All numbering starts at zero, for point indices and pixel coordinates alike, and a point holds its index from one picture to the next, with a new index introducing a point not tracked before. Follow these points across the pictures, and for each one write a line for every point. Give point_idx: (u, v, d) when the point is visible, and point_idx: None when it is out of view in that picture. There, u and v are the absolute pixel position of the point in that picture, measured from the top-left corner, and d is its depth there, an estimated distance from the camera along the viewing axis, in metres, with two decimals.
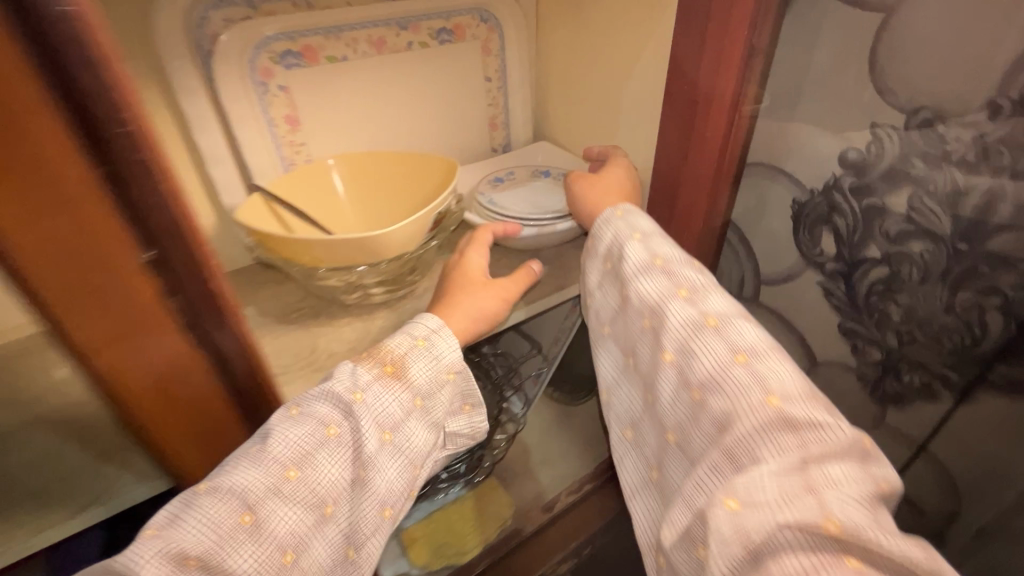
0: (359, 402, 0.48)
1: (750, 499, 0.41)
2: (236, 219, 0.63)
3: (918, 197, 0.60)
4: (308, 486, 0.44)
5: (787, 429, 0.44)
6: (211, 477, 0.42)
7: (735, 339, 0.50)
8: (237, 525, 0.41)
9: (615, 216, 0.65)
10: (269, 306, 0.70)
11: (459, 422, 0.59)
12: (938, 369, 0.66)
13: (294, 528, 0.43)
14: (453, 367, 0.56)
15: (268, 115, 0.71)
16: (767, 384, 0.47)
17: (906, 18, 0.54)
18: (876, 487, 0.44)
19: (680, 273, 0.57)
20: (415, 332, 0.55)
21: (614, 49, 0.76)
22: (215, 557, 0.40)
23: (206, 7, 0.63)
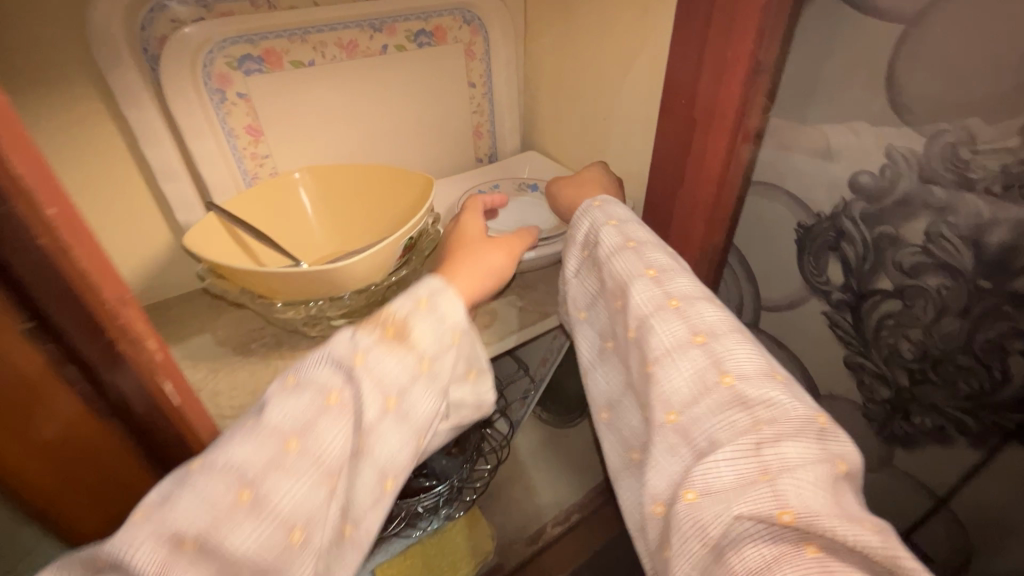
0: (360, 365, 0.39)
1: (705, 489, 0.39)
2: (182, 245, 0.56)
3: (936, 227, 0.55)
4: (314, 458, 0.36)
5: (741, 408, 0.41)
6: (205, 454, 0.35)
7: (694, 318, 0.47)
8: (234, 506, 0.33)
9: (592, 206, 0.58)
10: (228, 335, 0.65)
11: (464, 390, 0.49)
12: (952, 412, 0.61)
13: (302, 507, 0.35)
14: (459, 330, 0.46)
15: (226, 126, 0.65)
16: (723, 364, 0.44)
17: (930, 31, 0.48)
18: (835, 462, 0.39)
19: (648, 254, 0.52)
20: (415, 292, 0.46)
21: (606, 56, 0.70)
22: (211, 542, 0.32)
23: (150, 7, 0.57)
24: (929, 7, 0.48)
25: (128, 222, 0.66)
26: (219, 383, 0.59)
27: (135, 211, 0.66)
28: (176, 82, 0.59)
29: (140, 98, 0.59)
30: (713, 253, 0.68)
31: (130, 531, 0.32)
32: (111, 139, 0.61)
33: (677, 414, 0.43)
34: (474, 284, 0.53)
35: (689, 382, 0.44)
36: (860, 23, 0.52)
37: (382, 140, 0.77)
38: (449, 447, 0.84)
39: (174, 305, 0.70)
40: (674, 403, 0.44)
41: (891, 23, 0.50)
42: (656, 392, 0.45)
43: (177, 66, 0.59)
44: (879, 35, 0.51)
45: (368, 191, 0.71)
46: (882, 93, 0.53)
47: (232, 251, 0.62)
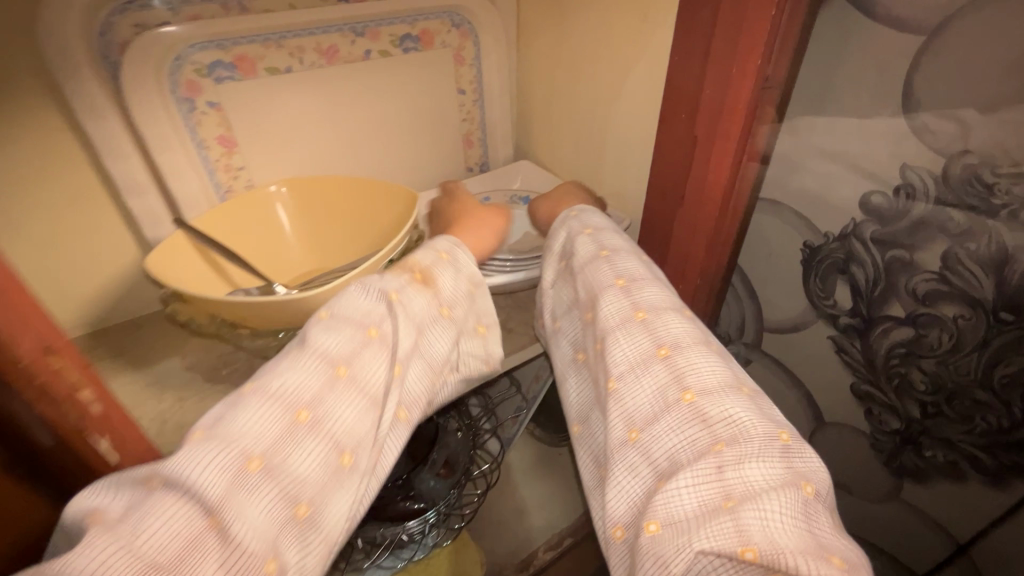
0: (396, 300, 0.47)
1: (668, 519, 0.38)
2: (145, 269, 0.53)
3: (953, 253, 0.51)
4: (362, 383, 0.42)
5: (700, 423, 0.41)
6: (257, 379, 0.40)
7: (659, 332, 0.48)
8: (294, 423, 0.38)
9: (569, 215, 0.61)
10: (199, 360, 0.61)
11: (472, 343, 0.55)
12: (966, 447, 0.58)
13: (352, 426, 0.41)
14: (475, 280, 0.56)
15: (196, 137, 0.61)
16: (685, 380, 0.44)
17: (950, 44, 0.45)
18: (801, 485, 0.37)
19: (620, 263, 0.53)
20: (437, 247, 0.55)
21: (602, 64, 0.65)
22: (276, 457, 0.37)
23: (111, 10, 0.53)
24: (950, 18, 0.45)
25: (91, 239, 0.62)
26: (184, 415, 0.55)
27: (99, 226, 0.62)
28: (140, 91, 0.55)
29: (101, 108, 0.55)
30: (714, 276, 0.65)
31: (194, 447, 0.35)
32: (70, 150, 0.57)
33: (639, 431, 0.44)
34: (480, 240, 0.63)
35: (651, 399, 0.45)
36: (876, 34, 0.49)
37: (366, 150, 0.73)
38: (439, 468, 0.80)
39: (143, 325, 0.66)
40: (636, 420, 0.45)
41: (911, 34, 0.47)
42: (619, 407, 0.46)
43: (141, 74, 0.55)
44: (896, 48, 0.48)
45: (349, 206, 0.67)
46: (898, 110, 0.49)
47: (200, 273, 0.58)
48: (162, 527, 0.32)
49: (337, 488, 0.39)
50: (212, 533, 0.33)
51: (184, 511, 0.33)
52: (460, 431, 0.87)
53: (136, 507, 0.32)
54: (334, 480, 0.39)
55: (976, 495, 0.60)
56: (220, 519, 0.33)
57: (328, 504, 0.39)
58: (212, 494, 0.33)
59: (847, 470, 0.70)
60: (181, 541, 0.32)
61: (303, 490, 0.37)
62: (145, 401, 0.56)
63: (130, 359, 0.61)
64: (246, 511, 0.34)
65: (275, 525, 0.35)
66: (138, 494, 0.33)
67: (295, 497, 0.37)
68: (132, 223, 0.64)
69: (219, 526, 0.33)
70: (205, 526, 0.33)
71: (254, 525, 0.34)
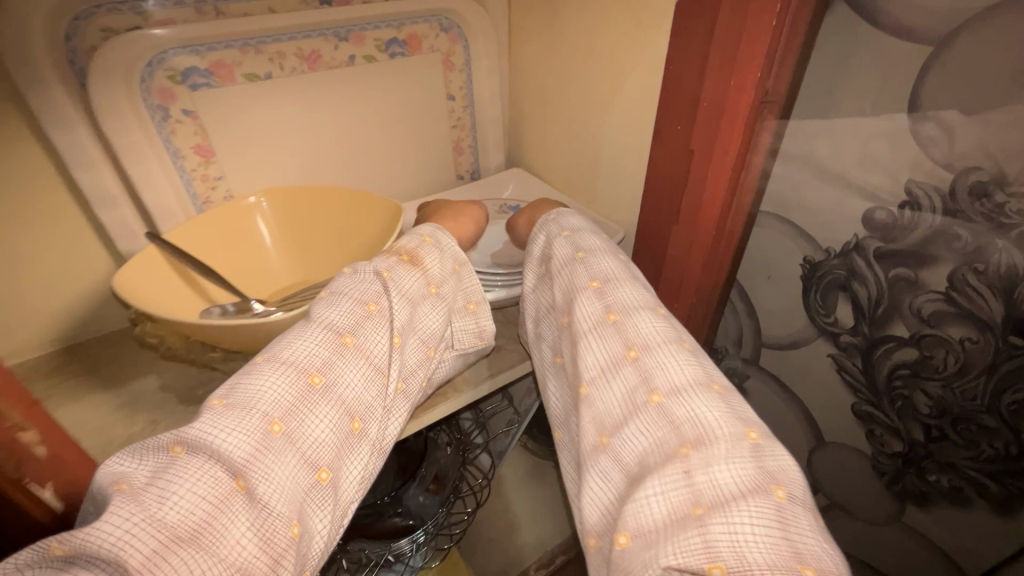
0: (388, 277, 0.48)
1: (637, 530, 0.35)
2: (112, 287, 0.50)
3: (961, 274, 0.49)
4: (366, 352, 0.44)
5: (669, 426, 0.39)
6: (268, 349, 0.42)
7: (629, 333, 0.46)
8: (308, 386, 0.40)
9: (549, 219, 0.59)
10: (175, 379, 0.58)
11: (465, 321, 0.55)
12: (970, 472, 0.56)
13: (359, 394, 0.43)
14: (459, 260, 0.55)
15: (171, 146, 0.58)
16: (653, 381, 0.43)
17: (959, 56, 0.43)
18: (770, 489, 0.35)
19: (595, 264, 0.51)
20: (419, 231, 0.54)
21: (594, 71, 0.63)
22: (295, 419, 0.39)
23: (77, 14, 0.50)
24: (960, 28, 0.42)
25: (61, 252, 0.59)
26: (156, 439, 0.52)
27: (70, 239, 0.59)
28: (110, 99, 0.53)
29: (68, 117, 0.52)
30: (711, 294, 0.63)
31: (218, 412, 0.37)
32: (36, 160, 0.54)
33: (609, 436, 0.42)
34: (460, 228, 0.62)
35: (620, 403, 0.43)
36: (881, 44, 0.46)
37: (352, 159, 0.71)
38: (428, 483, 0.79)
39: (118, 341, 0.64)
40: (606, 425, 0.42)
41: (918, 44, 0.44)
42: (590, 412, 0.44)
43: (109, 82, 0.52)
44: (903, 59, 0.45)
45: (332, 218, 0.65)
46: (903, 124, 0.47)
47: (172, 289, 0.56)
48: (187, 493, 0.33)
49: (349, 454, 0.41)
50: (239, 496, 0.35)
51: (212, 474, 0.35)
52: (449, 447, 0.86)
53: (160, 475, 0.34)
54: (346, 446, 0.41)
55: (981, 521, 0.58)
56: (246, 481, 0.35)
57: (343, 470, 0.41)
58: (238, 459, 0.35)
59: (847, 490, 0.68)
60: (208, 505, 0.34)
61: (321, 456, 0.39)
62: (116, 425, 0.53)
63: (101, 379, 0.58)
64: (272, 474, 0.36)
65: (301, 489, 0.37)
66: (162, 461, 0.35)
67: (316, 462, 0.39)
68: (105, 235, 0.61)
69: (246, 488, 0.35)
70: (232, 489, 0.35)
71: (280, 488, 0.36)
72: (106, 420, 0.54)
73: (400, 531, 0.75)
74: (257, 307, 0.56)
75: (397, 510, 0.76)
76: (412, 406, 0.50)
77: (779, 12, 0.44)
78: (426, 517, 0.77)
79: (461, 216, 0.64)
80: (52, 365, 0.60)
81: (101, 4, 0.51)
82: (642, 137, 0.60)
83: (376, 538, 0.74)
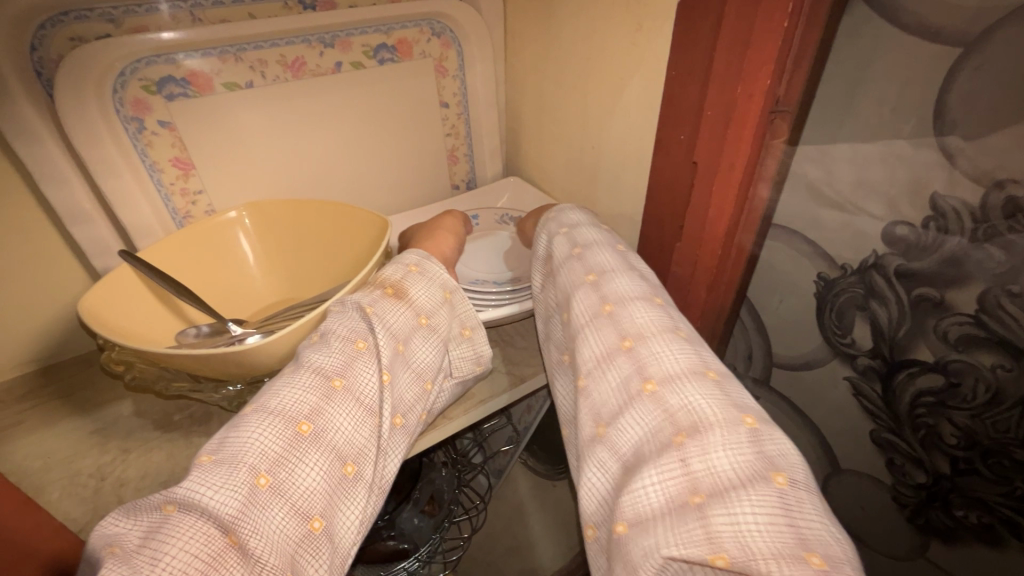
0: (371, 313, 0.45)
1: (635, 518, 0.32)
2: (78, 309, 0.47)
3: (992, 295, 0.45)
4: (357, 394, 0.41)
5: (664, 416, 0.36)
6: (257, 400, 0.39)
7: (625, 324, 0.42)
8: (296, 435, 0.38)
9: (549, 217, 0.56)
10: (151, 405, 0.55)
11: (461, 349, 0.51)
12: (1002, 510, 0.52)
13: (351, 437, 0.40)
14: (449, 287, 0.52)
15: (147, 160, 0.56)
16: (647, 370, 0.39)
17: (992, 59, 0.39)
18: (769, 474, 0.31)
19: (591, 258, 0.48)
20: (405, 261, 0.51)
21: (592, 77, 0.59)
22: (284, 470, 0.36)
23: (43, 22, 0.47)
24: (993, 27, 0.38)
25: (34, 270, 0.57)
26: (126, 471, 0.48)
27: (43, 256, 0.57)
28: (78, 111, 0.50)
29: (36, 131, 0.50)
30: (717, 317, 0.59)
31: (206, 469, 0.35)
32: (5, 176, 0.52)
33: (606, 426, 0.39)
34: (439, 242, 0.59)
35: (615, 394, 0.39)
36: (904, 45, 0.42)
37: (340, 170, 0.68)
38: (423, 505, 0.75)
39: (95, 362, 0.61)
40: (602, 415, 0.39)
41: (945, 46, 0.40)
42: (586, 405, 0.41)
43: (78, 93, 0.49)
44: (929, 61, 0.41)
45: (316, 232, 0.61)
46: (928, 133, 0.43)
47: (145, 311, 0.53)
48: (180, 553, 0.31)
49: (344, 500, 0.39)
50: (232, 551, 0.33)
51: (204, 531, 0.33)
52: (446, 467, 0.82)
53: (154, 534, 0.32)
54: (340, 492, 0.38)
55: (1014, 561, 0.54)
56: (238, 536, 0.33)
57: (340, 516, 0.38)
58: (226, 515, 0.33)
59: (867, 521, 0.64)
60: (203, 562, 0.32)
61: (314, 505, 0.37)
62: (86, 455, 0.50)
63: (74, 403, 0.56)
64: (263, 527, 0.34)
65: (292, 542, 0.35)
66: (155, 520, 0.33)
67: (307, 512, 0.36)
68: (81, 251, 0.59)
69: (239, 543, 0.33)
70: (225, 544, 0.33)
71: (272, 540, 0.34)
72: (76, 449, 0.51)
73: (395, 555, 0.70)
74: (234, 330, 0.53)
75: (391, 533, 0.71)
76: (411, 438, 0.46)
77: (792, 10, 0.39)
78: (419, 543, 0.72)
79: (441, 232, 0.61)
80: (27, 388, 0.58)
81: (69, 12, 0.48)
82: (643, 147, 0.56)
83: (370, 562, 0.70)
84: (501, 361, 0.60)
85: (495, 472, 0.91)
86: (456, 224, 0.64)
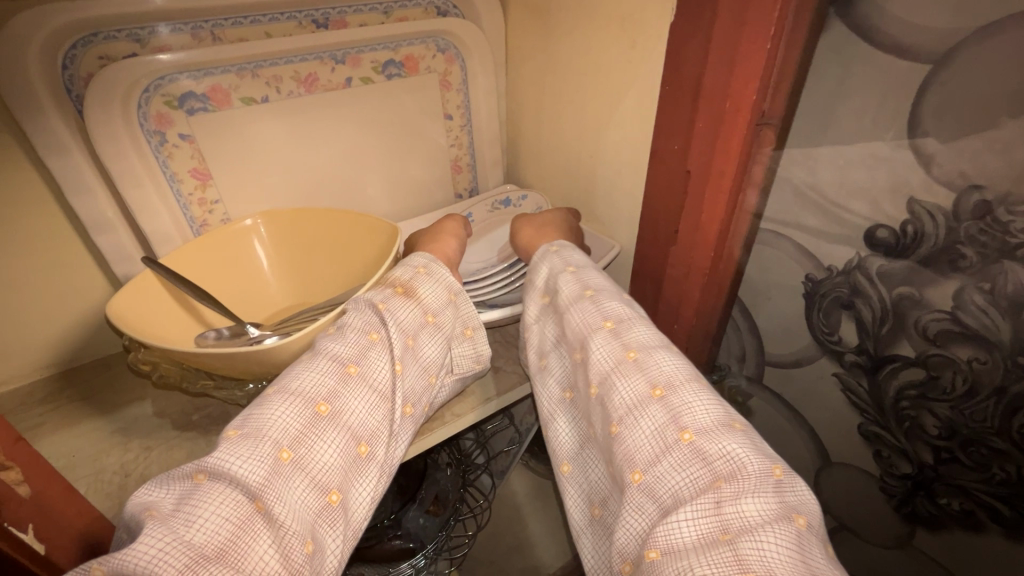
0: (384, 309, 0.48)
1: (668, 547, 0.36)
2: (106, 314, 0.50)
3: (966, 292, 0.48)
4: (370, 381, 0.44)
5: (699, 465, 0.39)
6: (280, 384, 0.42)
7: (651, 370, 0.44)
8: (315, 415, 0.41)
9: (549, 252, 0.57)
10: (171, 405, 0.57)
11: (463, 348, 0.54)
12: (983, 496, 0.55)
13: (365, 420, 0.43)
14: (454, 289, 0.54)
15: (168, 171, 0.58)
16: (682, 420, 0.41)
17: (958, 74, 0.42)
18: (792, 516, 0.36)
19: (606, 304, 0.50)
20: (413, 263, 0.54)
21: (590, 91, 0.62)
22: (303, 444, 0.39)
23: (74, 42, 0.50)
24: (959, 46, 0.42)
25: (57, 276, 0.59)
26: (149, 467, 0.51)
27: (66, 262, 0.59)
28: (105, 124, 0.53)
29: (64, 144, 0.52)
30: (710, 315, 0.64)
31: (233, 443, 0.38)
32: (33, 186, 0.54)
33: (641, 472, 0.40)
34: (442, 247, 0.62)
35: (650, 441, 0.41)
36: (879, 61, 0.45)
37: (348, 179, 0.71)
38: (428, 504, 0.77)
39: (113, 366, 0.63)
40: (637, 462, 0.41)
41: (917, 61, 0.44)
42: (620, 450, 0.42)
43: (106, 108, 0.52)
44: (901, 76, 0.45)
45: (327, 238, 0.64)
46: (904, 142, 0.46)
47: (161, 312, 0.55)
48: (212, 516, 0.34)
49: (358, 476, 0.42)
50: (259, 516, 0.36)
51: (233, 497, 0.35)
52: (450, 467, 0.84)
53: (186, 500, 0.35)
54: (355, 469, 0.41)
55: (996, 547, 0.57)
56: (264, 502, 0.36)
57: (354, 491, 0.41)
58: (253, 483, 0.36)
59: (857, 512, 0.67)
60: (232, 525, 0.34)
61: (331, 479, 0.39)
62: (109, 453, 0.52)
63: (95, 404, 0.58)
64: (287, 495, 0.37)
65: (312, 511, 0.38)
66: (187, 488, 0.36)
67: (326, 485, 0.39)
68: (102, 258, 0.61)
69: (265, 509, 0.36)
70: (252, 510, 0.36)
71: (294, 507, 0.37)
72: (99, 448, 0.53)
73: (400, 554, 0.72)
74: (252, 332, 0.56)
75: (397, 532, 0.73)
76: (417, 425, 0.49)
77: (773, 36, 0.44)
78: (426, 540, 0.74)
79: (442, 236, 0.64)
80: (48, 391, 0.60)
81: (98, 32, 0.51)
82: (639, 156, 0.59)
83: (375, 561, 0.71)
84: (506, 361, 0.62)
85: (497, 473, 0.92)
86: (452, 226, 0.66)
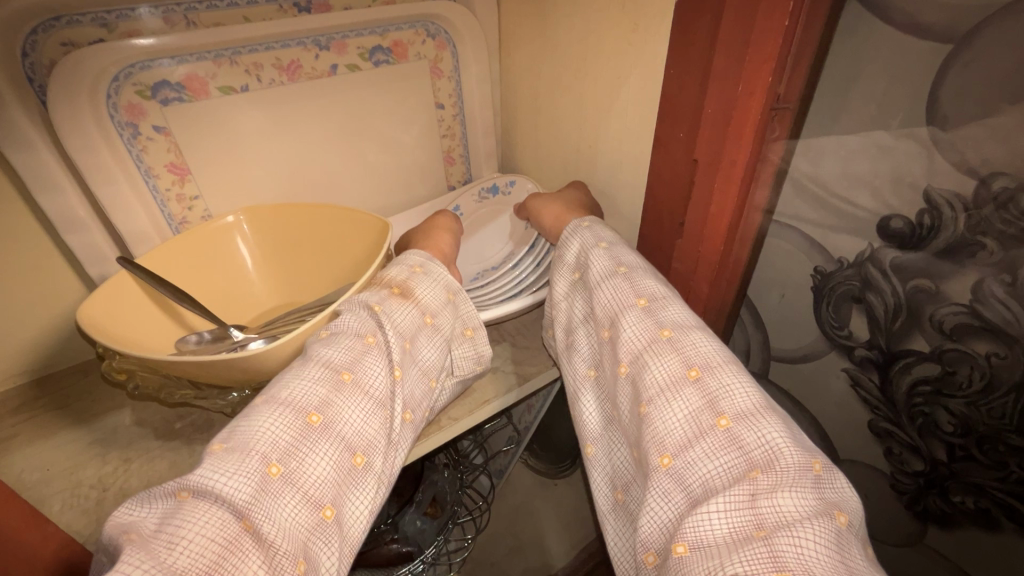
0: (379, 312, 0.45)
1: (697, 542, 0.34)
2: (77, 319, 0.47)
3: (985, 284, 0.46)
4: (366, 389, 0.42)
5: (735, 452, 0.36)
6: (271, 393, 0.39)
7: (687, 351, 0.42)
8: (305, 426, 0.38)
9: (581, 226, 0.54)
10: (152, 414, 0.54)
11: (464, 348, 0.51)
12: (999, 495, 0.54)
13: (362, 429, 0.40)
14: (452, 288, 0.51)
15: (142, 165, 0.55)
16: (718, 404, 0.39)
17: (980, 53, 0.40)
18: (832, 514, 0.33)
19: (638, 280, 0.47)
20: (409, 262, 0.51)
21: (589, 76, 0.59)
22: (294, 458, 0.36)
23: (35, 27, 0.47)
24: (983, 23, 0.39)
25: (27, 280, 0.56)
26: (129, 481, 0.48)
27: (37, 264, 0.56)
28: (72, 117, 0.49)
29: (29, 138, 0.49)
30: (718, 312, 0.61)
31: (218, 458, 0.35)
32: None
33: (671, 457, 0.38)
34: (439, 243, 0.59)
35: (683, 425, 0.39)
36: (895, 42, 0.43)
37: (336, 172, 0.67)
38: (425, 507, 0.75)
39: (91, 373, 0.60)
40: (668, 445, 0.38)
41: (936, 41, 0.41)
42: (649, 432, 0.40)
43: (71, 98, 0.49)
44: (920, 57, 0.42)
45: (314, 238, 0.61)
46: (920, 128, 0.44)
47: (139, 317, 0.52)
48: (196, 537, 0.32)
49: (354, 488, 0.39)
50: (247, 536, 0.33)
51: (218, 516, 0.33)
52: (448, 469, 0.81)
53: (168, 521, 0.32)
54: (350, 481, 0.39)
55: (1011, 545, 0.55)
56: (252, 521, 0.33)
57: (349, 505, 0.39)
58: (240, 501, 0.33)
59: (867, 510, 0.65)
60: (219, 545, 0.32)
61: (325, 493, 0.37)
62: (86, 466, 0.49)
63: (70, 414, 0.55)
64: (275, 513, 0.34)
65: (304, 529, 0.35)
66: (169, 507, 0.34)
67: (319, 500, 0.36)
68: (76, 259, 0.58)
69: (253, 528, 0.33)
70: (239, 529, 0.33)
71: (284, 526, 0.34)
72: (74, 461, 0.50)
73: (397, 559, 0.69)
74: (236, 336, 0.52)
75: (394, 536, 0.70)
76: (416, 434, 0.46)
77: (791, 12, 0.41)
78: (423, 545, 0.72)
79: (436, 230, 0.61)
80: (21, 401, 0.57)
81: (61, 17, 0.48)
82: (641, 145, 0.57)
83: (373, 566, 0.69)
84: (505, 361, 0.60)
85: (497, 474, 0.91)
86: (447, 221, 0.63)
